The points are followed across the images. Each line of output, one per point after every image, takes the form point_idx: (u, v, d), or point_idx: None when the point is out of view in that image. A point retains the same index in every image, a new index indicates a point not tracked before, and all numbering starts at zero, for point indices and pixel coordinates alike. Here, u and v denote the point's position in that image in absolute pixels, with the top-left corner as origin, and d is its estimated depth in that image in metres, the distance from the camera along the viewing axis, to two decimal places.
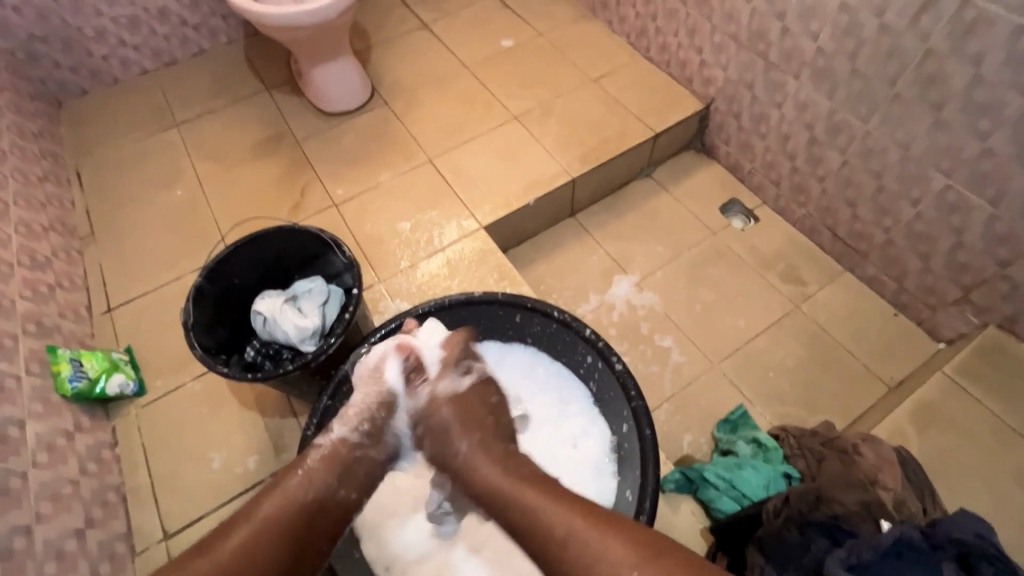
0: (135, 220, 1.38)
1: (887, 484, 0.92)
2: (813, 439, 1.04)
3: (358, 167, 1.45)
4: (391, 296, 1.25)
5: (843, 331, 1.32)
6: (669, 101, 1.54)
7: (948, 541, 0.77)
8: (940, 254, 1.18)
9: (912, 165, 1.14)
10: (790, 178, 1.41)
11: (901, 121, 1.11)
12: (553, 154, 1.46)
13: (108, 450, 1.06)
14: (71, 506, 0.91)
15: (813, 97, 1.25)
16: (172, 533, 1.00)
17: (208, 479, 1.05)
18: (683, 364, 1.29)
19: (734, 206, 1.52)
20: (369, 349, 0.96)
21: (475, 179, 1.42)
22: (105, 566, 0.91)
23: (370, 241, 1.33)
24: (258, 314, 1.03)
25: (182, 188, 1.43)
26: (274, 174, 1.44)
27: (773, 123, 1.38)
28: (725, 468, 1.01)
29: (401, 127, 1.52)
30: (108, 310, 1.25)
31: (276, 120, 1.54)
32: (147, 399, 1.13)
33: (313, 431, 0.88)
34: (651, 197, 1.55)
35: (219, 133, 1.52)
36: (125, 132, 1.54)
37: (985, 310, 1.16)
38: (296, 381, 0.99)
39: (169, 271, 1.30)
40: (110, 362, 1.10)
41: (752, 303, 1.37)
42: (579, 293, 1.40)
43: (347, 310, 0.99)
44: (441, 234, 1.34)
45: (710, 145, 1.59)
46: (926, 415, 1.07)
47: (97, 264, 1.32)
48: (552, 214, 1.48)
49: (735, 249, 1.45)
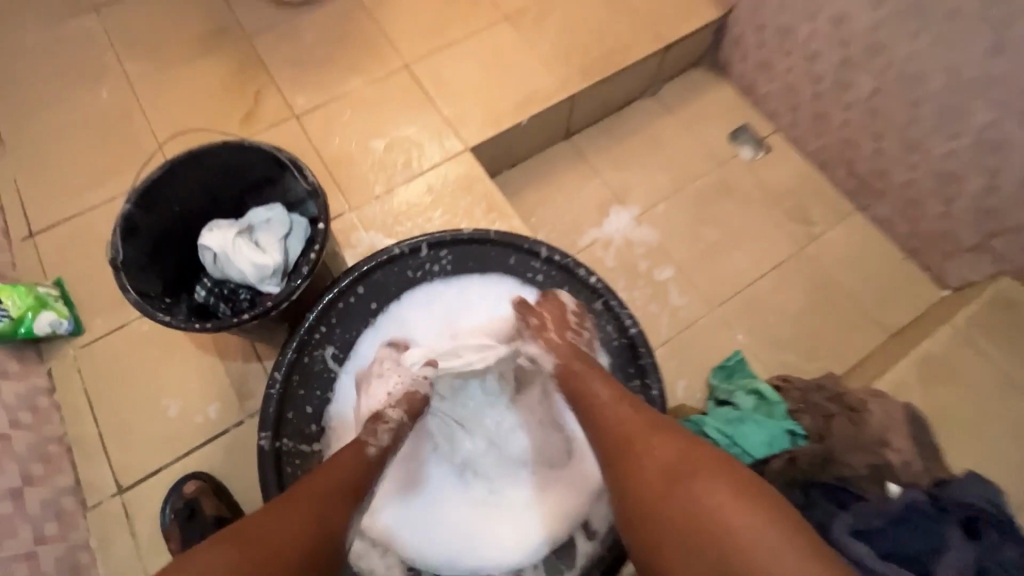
0: (52, 125, 1.16)
1: (897, 445, 0.83)
2: (819, 392, 0.93)
3: (321, 70, 1.23)
4: (364, 228, 1.11)
5: (848, 275, 1.26)
6: (684, 5, 1.33)
7: (955, 505, 0.73)
8: (966, 197, 1.09)
9: (955, 96, 1.01)
10: (812, 106, 1.27)
11: (953, 43, 0.97)
12: (550, 65, 1.26)
13: (44, 398, 0.94)
14: (3, 463, 0.81)
15: (855, 7, 1.08)
16: (126, 488, 0.90)
17: (165, 428, 0.94)
18: (682, 307, 1.22)
19: (745, 134, 1.38)
20: (340, 294, 0.83)
21: (458, 90, 1.23)
22: (52, 524, 0.83)
23: (338, 160, 1.15)
24: (206, 250, 0.86)
25: (106, 90, 1.19)
26: (217, 77, 1.21)
27: (801, 38, 1.21)
28: (724, 423, 0.92)
29: (369, 22, 1.28)
30: (30, 237, 1.07)
31: (217, 7, 1.27)
32: (85, 339, 0.99)
33: (277, 386, 0.77)
34: (656, 121, 1.39)
35: (146, 21, 1.26)
36: (28, 15, 1.25)
37: (1002, 260, 1.10)
38: (259, 326, 0.87)
39: (100, 190, 1.11)
40: (35, 299, 0.95)
41: (756, 243, 1.29)
42: (574, 226, 1.28)
43: (312, 246, 0.84)
44: (420, 155, 1.17)
45: (725, 62, 1.41)
46: (928, 367, 1.01)
47: (11, 182, 1.11)
48: (547, 135, 1.31)
49: (742, 183, 1.35)
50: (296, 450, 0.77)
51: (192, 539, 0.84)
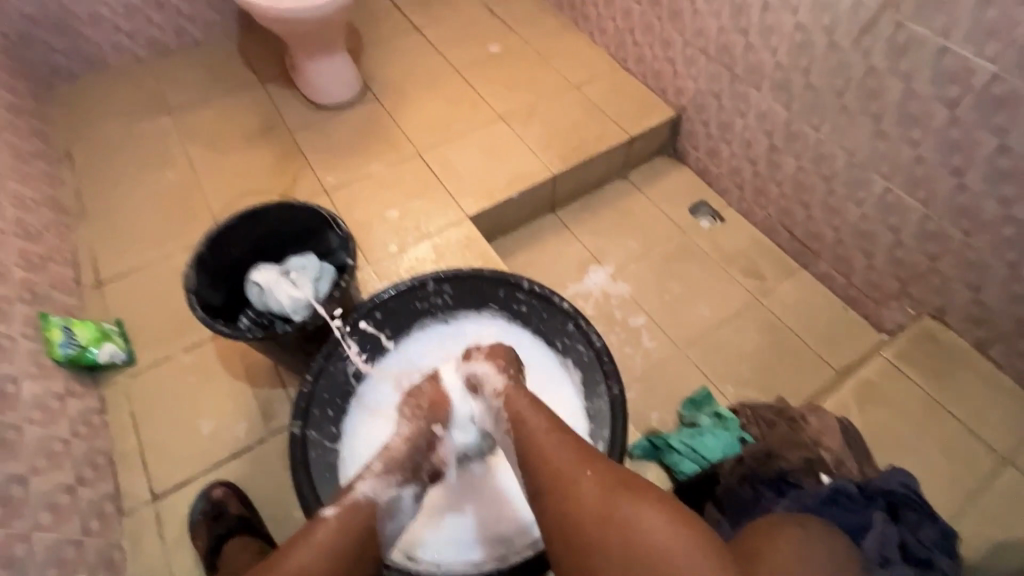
0: (126, 198, 1.42)
1: (828, 445, 0.99)
2: (767, 408, 1.09)
3: (349, 157, 1.51)
4: (379, 280, 1.32)
5: (798, 322, 1.44)
6: (644, 108, 1.65)
7: (880, 492, 0.86)
8: (882, 250, 1.30)
9: (857, 170, 1.27)
10: (753, 183, 1.54)
11: (847, 130, 1.25)
12: (535, 152, 1.55)
13: (97, 417, 1.08)
14: (62, 463, 0.94)
15: (773, 107, 1.37)
16: (159, 496, 1.02)
17: (197, 444, 1.08)
18: (653, 349, 1.39)
19: (702, 208, 1.64)
20: (362, 316, 1.01)
21: (460, 172, 1.50)
22: (94, 522, 0.94)
23: (359, 225, 1.39)
24: (254, 285, 1.07)
25: (173, 171, 1.47)
26: (264, 162, 1.49)
27: (737, 131, 1.50)
28: (687, 435, 1.06)
29: (390, 121, 1.59)
30: (97, 285, 1.28)
31: (269, 110, 1.59)
32: (136, 369, 1.16)
33: (306, 388, 0.93)
34: (626, 198, 1.65)
35: (211, 121, 1.57)
36: (118, 116, 1.57)
37: (920, 303, 1.29)
38: (290, 349, 1.05)
39: (161, 248, 1.34)
40: (100, 332, 1.13)
41: (715, 295, 1.48)
42: (558, 282, 1.49)
43: (341, 281, 1.05)
44: (428, 221, 1.41)
45: (681, 151, 1.71)
46: (864, 393, 1.19)
47: (87, 241, 1.34)
48: (534, 208, 1.57)
49: (702, 246, 1.57)
50: (319, 442, 0.93)
51: (217, 533, 0.95)
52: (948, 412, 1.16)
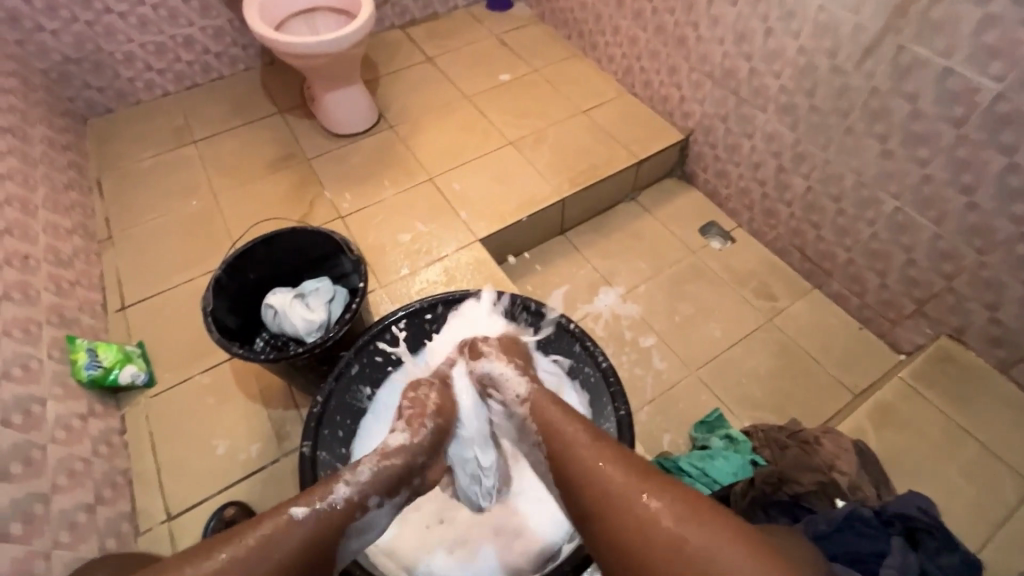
0: (152, 225, 1.48)
1: (843, 468, 0.98)
2: (780, 432, 1.10)
3: (364, 183, 1.56)
4: (391, 302, 1.34)
5: (811, 343, 1.42)
6: (651, 132, 1.68)
7: (898, 517, 0.85)
8: (895, 270, 1.29)
9: (866, 190, 1.27)
10: (762, 204, 1.54)
11: (854, 150, 1.25)
12: (544, 176, 1.58)
13: (117, 437, 1.11)
14: (83, 482, 0.97)
15: (779, 129, 1.39)
16: (175, 515, 1.04)
17: (211, 464, 1.10)
18: (664, 371, 1.38)
19: (712, 229, 1.65)
20: (372, 338, 1.03)
21: (471, 196, 1.54)
22: (111, 541, 0.96)
23: (373, 249, 1.43)
24: (269, 307, 1.10)
25: (197, 199, 1.53)
26: (283, 189, 1.55)
27: (745, 152, 1.52)
28: (698, 458, 1.08)
29: (404, 148, 1.64)
30: (122, 309, 1.32)
31: (288, 140, 1.66)
32: (155, 390, 1.19)
33: (316, 409, 0.95)
34: (635, 219, 1.67)
35: (233, 151, 1.64)
36: (146, 148, 1.65)
37: (937, 323, 1.26)
38: (303, 370, 1.07)
39: (183, 273, 1.39)
40: (123, 354, 1.17)
41: (727, 316, 1.47)
42: (568, 303, 1.50)
43: (353, 302, 1.06)
44: (439, 245, 1.44)
45: (690, 173, 1.72)
46: (882, 416, 1.16)
47: (114, 266, 1.40)
48: (544, 231, 1.59)
49: (712, 266, 1.57)
50: (329, 462, 0.93)
51: None
52: (970, 437, 1.13)
